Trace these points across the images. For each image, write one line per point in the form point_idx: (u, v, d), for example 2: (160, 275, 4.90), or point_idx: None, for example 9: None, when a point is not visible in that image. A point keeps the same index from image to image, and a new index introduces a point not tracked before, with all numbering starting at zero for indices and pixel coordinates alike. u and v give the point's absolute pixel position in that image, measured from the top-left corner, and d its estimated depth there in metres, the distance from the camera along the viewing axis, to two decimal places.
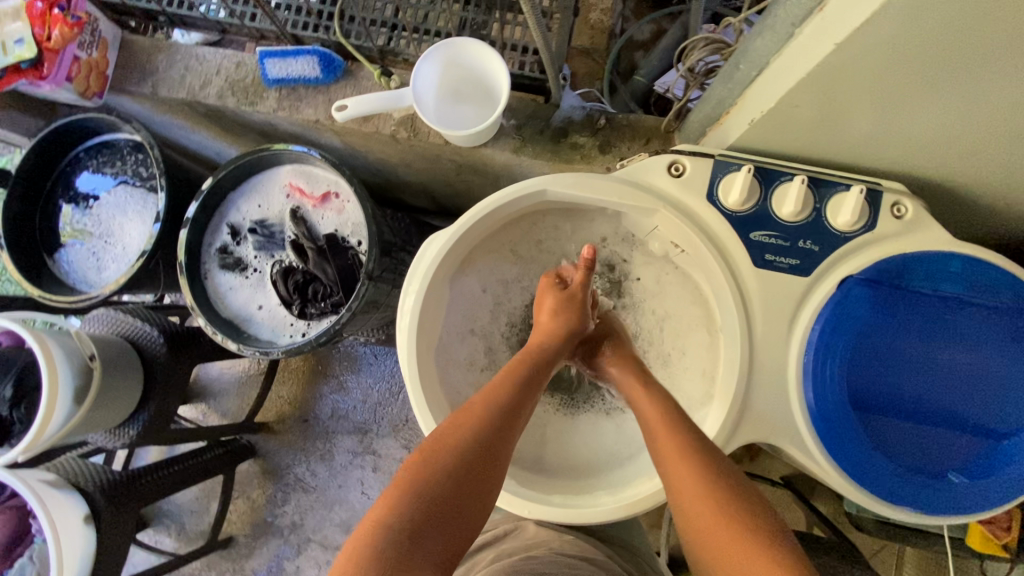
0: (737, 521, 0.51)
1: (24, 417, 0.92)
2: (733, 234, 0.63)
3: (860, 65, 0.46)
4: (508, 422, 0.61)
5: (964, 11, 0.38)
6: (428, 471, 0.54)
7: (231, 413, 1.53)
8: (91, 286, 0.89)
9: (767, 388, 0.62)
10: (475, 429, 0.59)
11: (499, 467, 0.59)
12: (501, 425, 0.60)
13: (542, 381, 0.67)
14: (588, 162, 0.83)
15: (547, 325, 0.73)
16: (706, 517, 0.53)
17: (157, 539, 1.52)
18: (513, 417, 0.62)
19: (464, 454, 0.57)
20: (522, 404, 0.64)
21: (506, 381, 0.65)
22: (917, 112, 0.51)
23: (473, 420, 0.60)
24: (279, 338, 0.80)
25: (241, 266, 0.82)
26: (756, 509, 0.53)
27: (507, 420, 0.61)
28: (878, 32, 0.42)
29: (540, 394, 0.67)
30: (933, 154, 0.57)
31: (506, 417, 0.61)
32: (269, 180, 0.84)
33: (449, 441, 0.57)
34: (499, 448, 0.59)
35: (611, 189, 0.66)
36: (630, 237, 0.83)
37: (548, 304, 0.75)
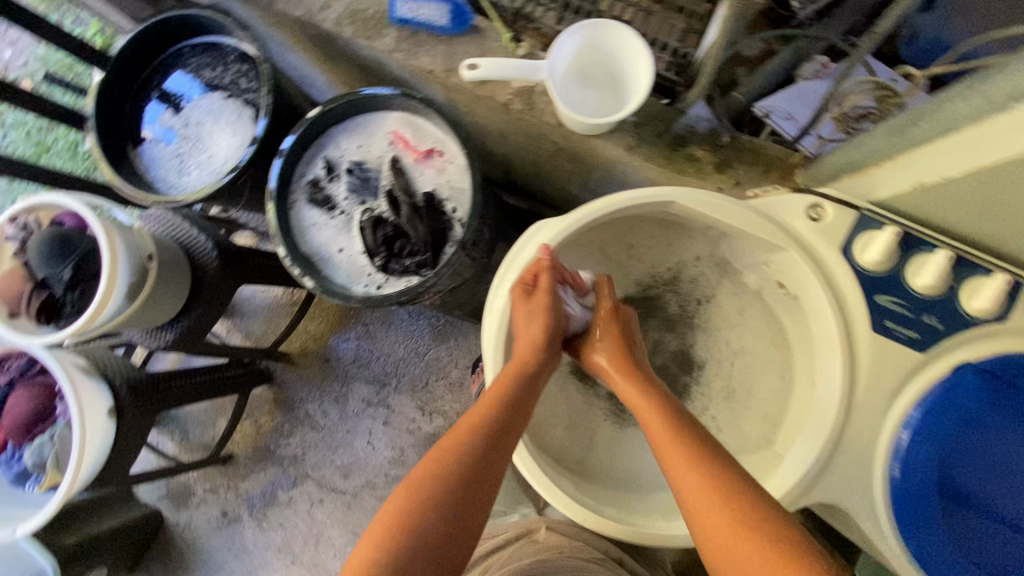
0: (752, 534, 0.51)
1: (76, 303, 0.91)
2: (859, 292, 0.61)
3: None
4: (499, 437, 0.60)
5: None
6: (421, 501, 0.54)
7: (255, 335, 1.53)
8: (169, 188, 0.87)
9: (852, 454, 0.61)
10: (466, 451, 0.58)
11: (493, 480, 0.58)
12: (490, 442, 0.60)
13: (529, 387, 0.66)
14: (700, 177, 0.80)
15: (524, 337, 0.70)
16: (723, 530, 0.52)
17: (159, 441, 1.54)
18: (506, 434, 0.61)
19: (450, 472, 0.56)
20: (513, 414, 0.63)
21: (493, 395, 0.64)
22: None
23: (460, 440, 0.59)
24: (354, 286, 0.78)
25: (329, 204, 0.80)
26: (769, 517, 0.52)
27: (498, 438, 0.60)
28: None
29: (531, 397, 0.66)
30: None
31: (499, 433, 0.60)
32: (374, 123, 0.81)
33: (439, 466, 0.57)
34: (491, 463, 0.58)
35: (742, 217, 0.64)
36: (725, 264, 0.81)
37: (527, 317, 0.70)
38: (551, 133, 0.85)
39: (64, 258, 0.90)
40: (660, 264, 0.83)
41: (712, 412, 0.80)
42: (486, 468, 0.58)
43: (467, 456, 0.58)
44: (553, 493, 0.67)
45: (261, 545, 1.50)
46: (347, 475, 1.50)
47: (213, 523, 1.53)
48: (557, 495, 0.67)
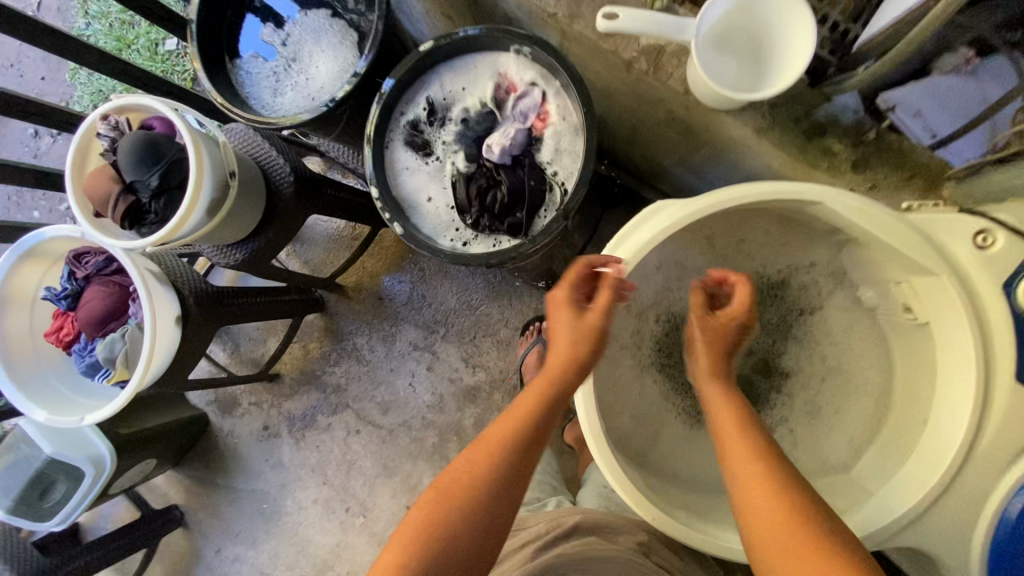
0: (800, 528, 0.50)
1: (160, 211, 0.91)
2: (1010, 335, 0.54)
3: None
4: (523, 447, 0.61)
5: None
6: (444, 517, 0.57)
7: (313, 264, 1.55)
8: (262, 106, 0.83)
9: (955, 507, 0.57)
10: (491, 466, 0.59)
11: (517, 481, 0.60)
12: (513, 452, 0.60)
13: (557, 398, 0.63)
14: (832, 174, 0.73)
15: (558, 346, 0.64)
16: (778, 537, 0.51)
17: (212, 349, 1.59)
18: (529, 445, 0.61)
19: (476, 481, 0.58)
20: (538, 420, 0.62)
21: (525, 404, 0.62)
22: None
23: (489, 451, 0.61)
24: (441, 239, 0.76)
25: (425, 149, 0.76)
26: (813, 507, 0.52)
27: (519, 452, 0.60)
28: None
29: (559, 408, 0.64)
30: None
31: (523, 443, 0.60)
32: (485, 66, 0.75)
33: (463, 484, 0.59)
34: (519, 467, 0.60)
35: (895, 231, 0.57)
36: (840, 274, 0.74)
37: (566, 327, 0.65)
38: (671, 102, 0.79)
39: (151, 165, 0.89)
40: (766, 265, 0.78)
41: (790, 425, 0.77)
42: (513, 474, 0.59)
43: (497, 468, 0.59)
44: (622, 486, 0.64)
45: (297, 462, 1.57)
46: (386, 412, 1.53)
47: (255, 434, 1.60)
48: (628, 491, 0.63)
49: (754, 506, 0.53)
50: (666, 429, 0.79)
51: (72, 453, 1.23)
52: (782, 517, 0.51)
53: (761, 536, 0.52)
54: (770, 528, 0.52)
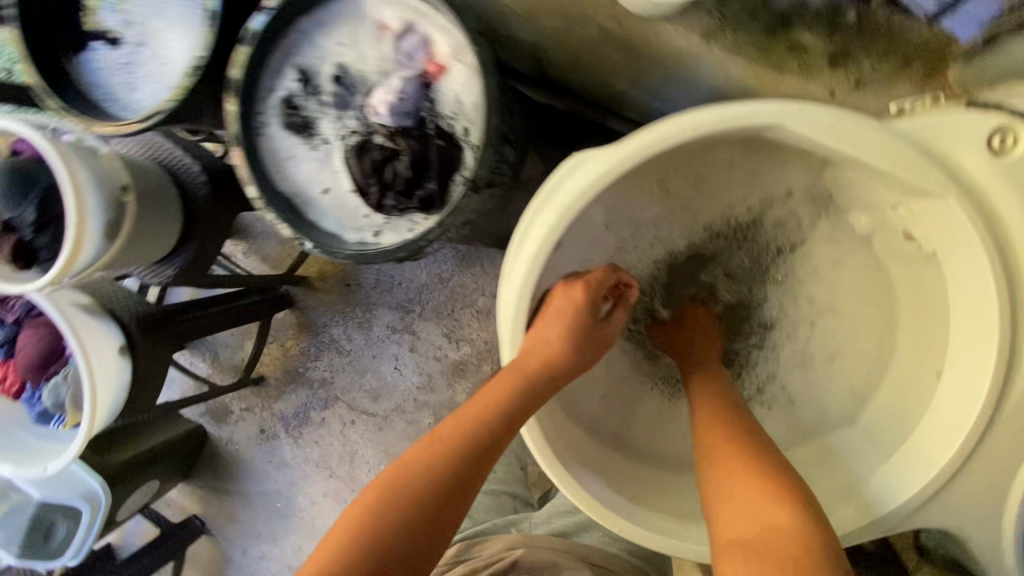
0: (770, 498, 0.48)
1: (50, 245, 0.81)
2: None
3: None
4: (482, 451, 0.49)
5: None
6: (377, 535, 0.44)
7: (272, 258, 1.44)
8: (121, 106, 0.71)
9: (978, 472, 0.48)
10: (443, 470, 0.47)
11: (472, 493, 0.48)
12: (474, 455, 0.49)
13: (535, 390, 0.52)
14: (805, 77, 0.58)
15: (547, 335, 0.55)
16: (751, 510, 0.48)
17: (191, 361, 1.54)
18: (488, 448, 0.50)
19: (426, 487, 0.46)
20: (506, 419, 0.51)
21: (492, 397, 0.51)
22: None
23: (442, 450, 0.49)
24: (346, 233, 0.64)
25: (307, 129, 0.63)
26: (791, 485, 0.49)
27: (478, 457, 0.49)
28: None
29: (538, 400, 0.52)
30: None
31: (484, 445, 0.49)
32: (356, 12, 0.61)
33: (403, 488, 0.46)
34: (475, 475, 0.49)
35: (881, 147, 0.44)
36: (825, 199, 0.61)
37: (557, 323, 0.55)
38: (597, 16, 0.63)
39: (24, 197, 0.78)
40: (733, 201, 0.65)
41: (784, 381, 0.65)
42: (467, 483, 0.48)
43: (453, 471, 0.47)
44: (587, 501, 0.53)
45: (300, 460, 1.55)
46: (377, 399, 1.47)
47: (253, 438, 1.57)
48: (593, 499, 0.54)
49: (732, 476, 0.51)
50: (641, 406, 0.68)
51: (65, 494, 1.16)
52: (764, 482, 0.49)
53: (732, 497, 0.50)
54: (745, 488, 0.50)
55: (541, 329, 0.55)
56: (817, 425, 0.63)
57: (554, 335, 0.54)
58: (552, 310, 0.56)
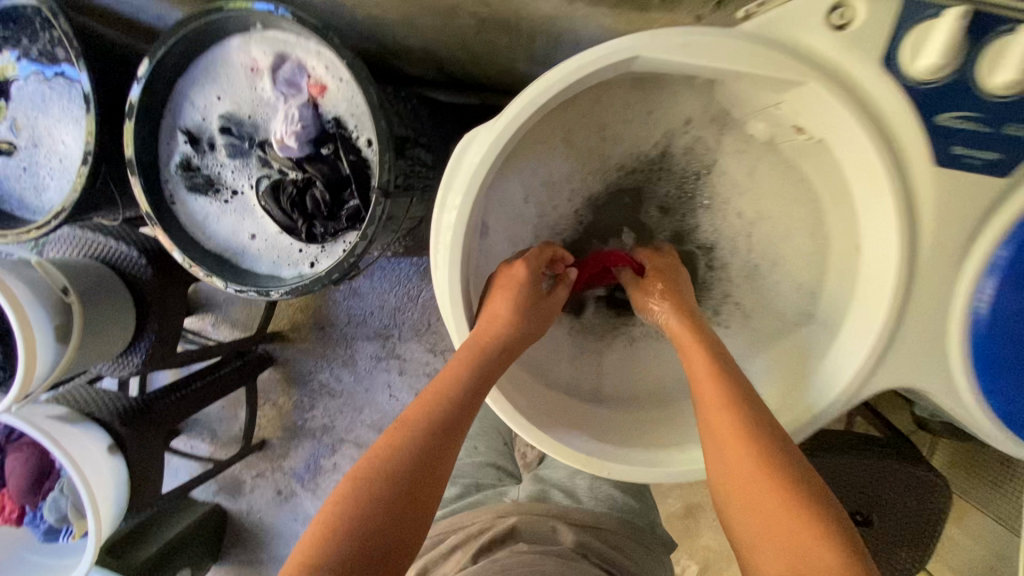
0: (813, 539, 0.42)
1: (6, 363, 0.81)
2: (914, 118, 0.44)
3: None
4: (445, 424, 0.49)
5: None
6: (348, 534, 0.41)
7: (241, 322, 1.44)
8: (34, 212, 0.71)
9: (917, 332, 0.49)
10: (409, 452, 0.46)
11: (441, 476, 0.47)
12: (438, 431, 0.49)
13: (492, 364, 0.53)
14: (668, 9, 0.60)
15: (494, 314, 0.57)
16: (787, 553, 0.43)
17: (191, 445, 1.53)
18: (449, 421, 0.50)
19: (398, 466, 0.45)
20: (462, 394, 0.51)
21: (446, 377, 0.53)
22: None
23: (411, 425, 0.49)
24: (286, 271, 0.65)
25: (215, 186, 0.64)
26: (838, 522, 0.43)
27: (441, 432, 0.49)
28: None
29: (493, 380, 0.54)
30: None
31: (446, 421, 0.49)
32: (225, 60, 0.62)
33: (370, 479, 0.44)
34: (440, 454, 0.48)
35: (734, 52, 0.45)
36: (723, 117, 0.61)
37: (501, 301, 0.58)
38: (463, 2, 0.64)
39: None
40: (639, 142, 0.65)
41: (737, 299, 0.66)
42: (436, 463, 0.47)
43: (423, 447, 0.47)
44: (577, 458, 0.56)
45: None
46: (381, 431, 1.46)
47: (272, 501, 1.53)
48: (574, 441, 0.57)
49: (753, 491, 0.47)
50: (606, 359, 0.70)
51: None
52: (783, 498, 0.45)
53: (761, 526, 0.45)
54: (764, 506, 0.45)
55: (486, 307, 0.57)
56: (775, 330, 0.63)
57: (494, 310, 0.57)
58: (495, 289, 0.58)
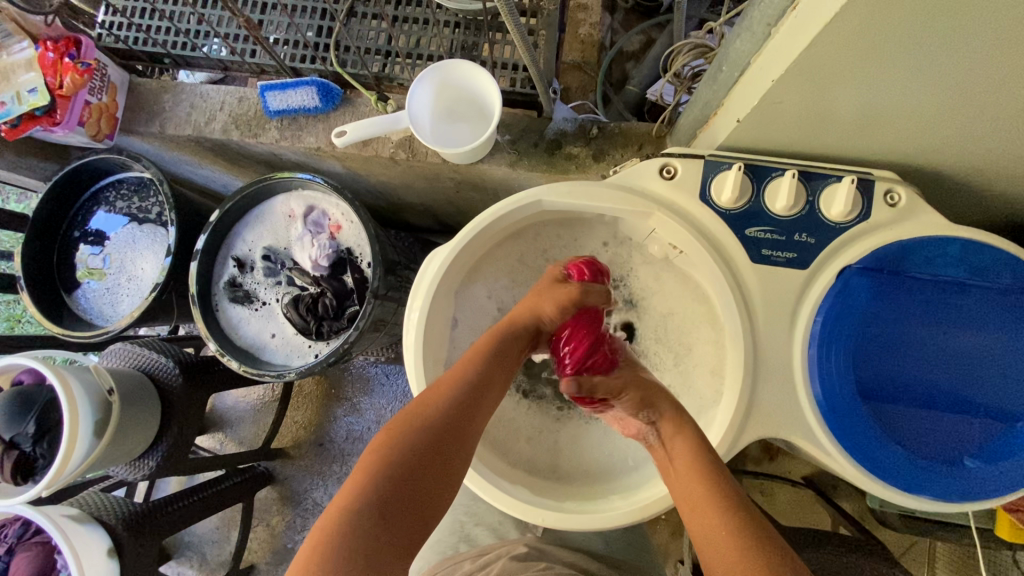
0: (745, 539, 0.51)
1: (47, 452, 0.95)
2: (730, 231, 0.64)
3: (849, 52, 0.47)
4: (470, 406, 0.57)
5: (918, 10, 0.41)
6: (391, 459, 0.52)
7: (247, 440, 1.55)
8: (107, 320, 0.92)
9: (777, 388, 0.62)
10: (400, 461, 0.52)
11: (432, 504, 0.52)
12: (432, 447, 0.53)
13: (509, 358, 0.63)
14: (583, 171, 0.85)
15: (505, 349, 0.63)
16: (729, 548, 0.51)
17: (179, 571, 1.51)
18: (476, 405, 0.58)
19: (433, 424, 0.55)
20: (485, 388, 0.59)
21: (447, 382, 0.59)
22: (883, 77, 0.49)
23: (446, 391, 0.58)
24: (296, 361, 0.82)
25: (250, 298, 0.85)
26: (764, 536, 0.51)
27: (433, 452, 0.53)
28: (840, 34, 0.45)
29: (510, 370, 0.63)
30: (906, 121, 0.56)
31: (478, 391, 0.59)
32: (270, 211, 0.87)
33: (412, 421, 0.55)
34: (431, 475, 0.52)
35: (607, 194, 0.67)
36: (629, 241, 0.82)
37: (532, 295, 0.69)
38: (442, 170, 0.91)
39: (24, 415, 0.93)
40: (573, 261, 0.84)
41: (666, 380, 0.78)
42: (423, 487, 0.51)
43: (451, 410, 0.56)
44: (520, 508, 0.68)
45: None
46: None
47: None
48: (515, 505, 0.68)
49: (707, 524, 0.53)
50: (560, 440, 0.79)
51: None
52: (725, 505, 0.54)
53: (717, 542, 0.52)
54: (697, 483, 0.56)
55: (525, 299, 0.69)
56: (695, 408, 0.74)
57: (486, 345, 0.62)
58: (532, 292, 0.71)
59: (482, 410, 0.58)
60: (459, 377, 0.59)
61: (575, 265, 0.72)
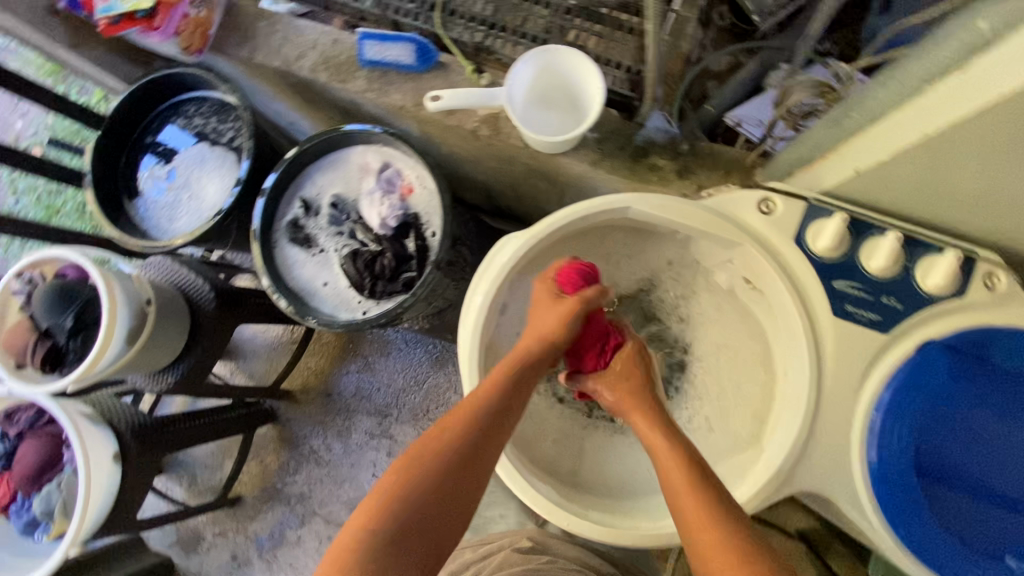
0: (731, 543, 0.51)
1: (78, 348, 0.96)
2: (818, 281, 0.63)
3: (1002, 132, 0.44)
4: (492, 430, 0.59)
5: None
6: (415, 484, 0.54)
7: (257, 374, 1.56)
8: (162, 234, 0.92)
9: (828, 447, 0.62)
10: (424, 484, 0.54)
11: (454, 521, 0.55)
12: (459, 468, 0.56)
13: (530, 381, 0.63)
14: (664, 185, 0.83)
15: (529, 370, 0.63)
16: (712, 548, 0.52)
17: (168, 487, 1.54)
18: (499, 428, 0.59)
19: (458, 449, 0.56)
20: (507, 411, 0.60)
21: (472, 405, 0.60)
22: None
23: (468, 415, 0.59)
24: (343, 315, 0.81)
25: (310, 243, 0.84)
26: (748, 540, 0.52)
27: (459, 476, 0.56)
28: (1001, 116, 0.43)
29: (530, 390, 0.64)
30: None
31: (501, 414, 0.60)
32: (346, 159, 0.86)
33: (438, 446, 0.56)
34: (454, 498, 0.55)
35: (698, 216, 0.66)
36: (697, 265, 0.81)
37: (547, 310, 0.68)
38: (520, 155, 0.89)
39: (64, 307, 0.94)
40: (636, 275, 0.84)
41: (703, 411, 0.78)
42: (443, 508, 0.54)
43: (475, 434, 0.57)
44: (546, 508, 0.68)
45: None
46: None
47: (224, 567, 1.48)
48: (545, 505, 0.68)
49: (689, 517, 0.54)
50: (588, 445, 0.80)
51: None
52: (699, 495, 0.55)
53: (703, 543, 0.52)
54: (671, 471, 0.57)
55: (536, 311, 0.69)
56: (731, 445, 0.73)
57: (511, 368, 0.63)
58: (534, 311, 0.70)
59: (505, 431, 0.60)
60: (482, 401, 0.60)
61: (563, 271, 0.70)
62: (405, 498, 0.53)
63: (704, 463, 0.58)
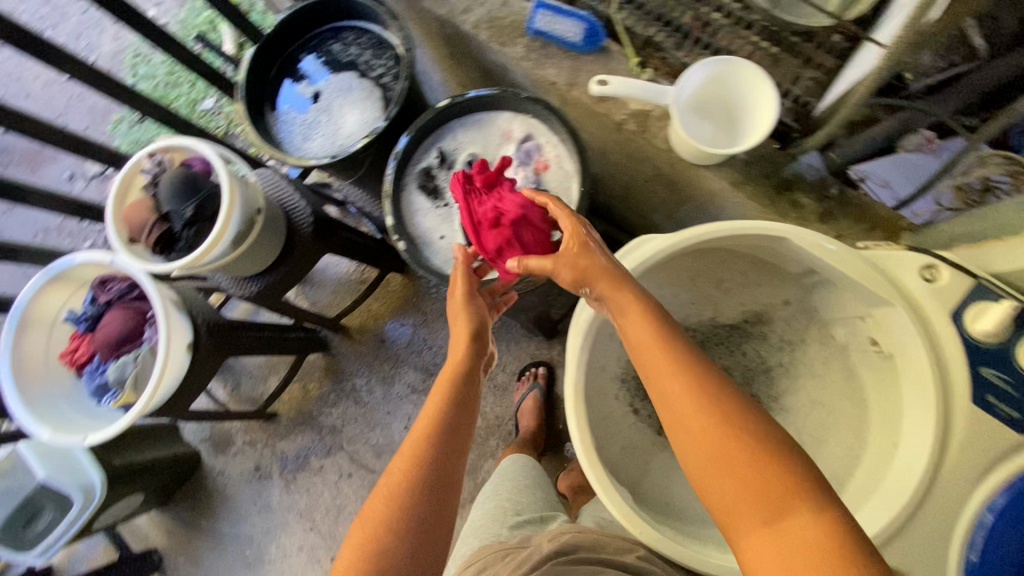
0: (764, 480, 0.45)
1: (190, 239, 1.00)
2: (963, 362, 0.60)
3: None
4: (458, 427, 0.58)
5: None
6: (402, 496, 0.52)
7: (320, 304, 1.61)
8: (293, 149, 0.95)
9: (931, 530, 0.60)
10: (407, 493, 0.52)
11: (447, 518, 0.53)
12: (441, 475, 0.54)
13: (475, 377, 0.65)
14: (803, 224, 0.81)
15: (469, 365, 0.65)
16: (734, 485, 0.46)
17: (213, 387, 1.60)
18: (463, 426, 0.59)
19: (433, 450, 0.55)
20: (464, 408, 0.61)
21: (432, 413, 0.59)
22: None
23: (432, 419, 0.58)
24: (452, 271, 0.82)
25: (436, 194, 0.85)
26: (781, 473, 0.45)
27: (441, 479, 0.54)
28: None
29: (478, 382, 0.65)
30: None
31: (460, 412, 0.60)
32: (491, 122, 0.86)
33: (414, 457, 0.55)
34: (443, 500, 0.53)
35: (854, 263, 0.65)
36: (815, 313, 0.79)
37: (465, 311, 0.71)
38: (657, 158, 0.88)
39: (188, 197, 0.98)
40: (745, 306, 0.83)
41: None
42: (435, 511, 0.52)
43: (442, 434, 0.57)
44: (622, 513, 0.67)
45: (285, 505, 1.49)
46: (379, 455, 1.49)
47: (246, 474, 1.52)
48: (624, 510, 0.67)
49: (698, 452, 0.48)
50: (654, 463, 0.81)
51: (62, 479, 1.05)
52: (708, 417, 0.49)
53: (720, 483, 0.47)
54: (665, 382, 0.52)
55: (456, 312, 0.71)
56: None
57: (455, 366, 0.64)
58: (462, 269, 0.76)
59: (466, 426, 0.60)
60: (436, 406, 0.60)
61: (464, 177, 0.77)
62: (399, 513, 0.51)
63: (708, 368, 0.52)
